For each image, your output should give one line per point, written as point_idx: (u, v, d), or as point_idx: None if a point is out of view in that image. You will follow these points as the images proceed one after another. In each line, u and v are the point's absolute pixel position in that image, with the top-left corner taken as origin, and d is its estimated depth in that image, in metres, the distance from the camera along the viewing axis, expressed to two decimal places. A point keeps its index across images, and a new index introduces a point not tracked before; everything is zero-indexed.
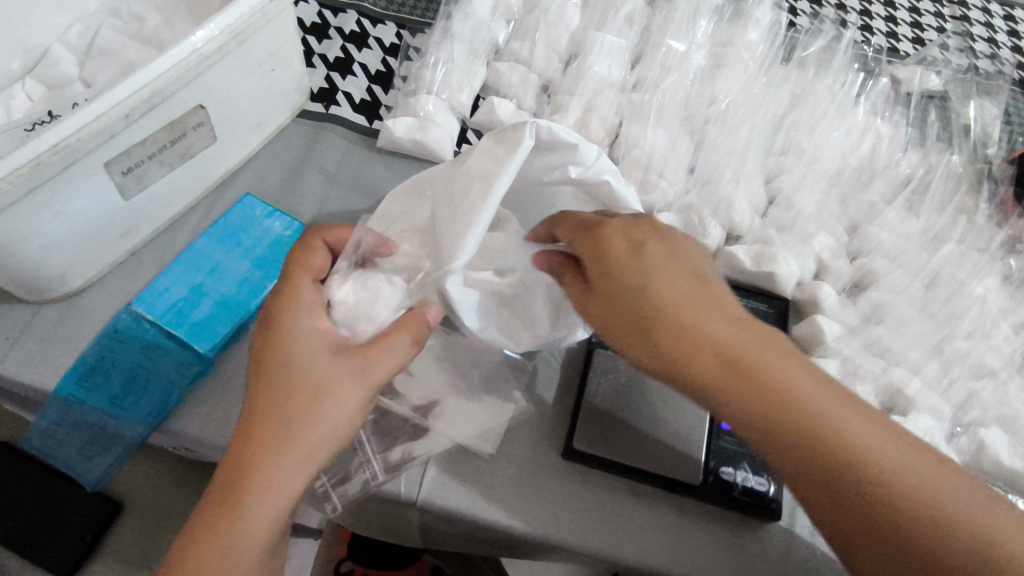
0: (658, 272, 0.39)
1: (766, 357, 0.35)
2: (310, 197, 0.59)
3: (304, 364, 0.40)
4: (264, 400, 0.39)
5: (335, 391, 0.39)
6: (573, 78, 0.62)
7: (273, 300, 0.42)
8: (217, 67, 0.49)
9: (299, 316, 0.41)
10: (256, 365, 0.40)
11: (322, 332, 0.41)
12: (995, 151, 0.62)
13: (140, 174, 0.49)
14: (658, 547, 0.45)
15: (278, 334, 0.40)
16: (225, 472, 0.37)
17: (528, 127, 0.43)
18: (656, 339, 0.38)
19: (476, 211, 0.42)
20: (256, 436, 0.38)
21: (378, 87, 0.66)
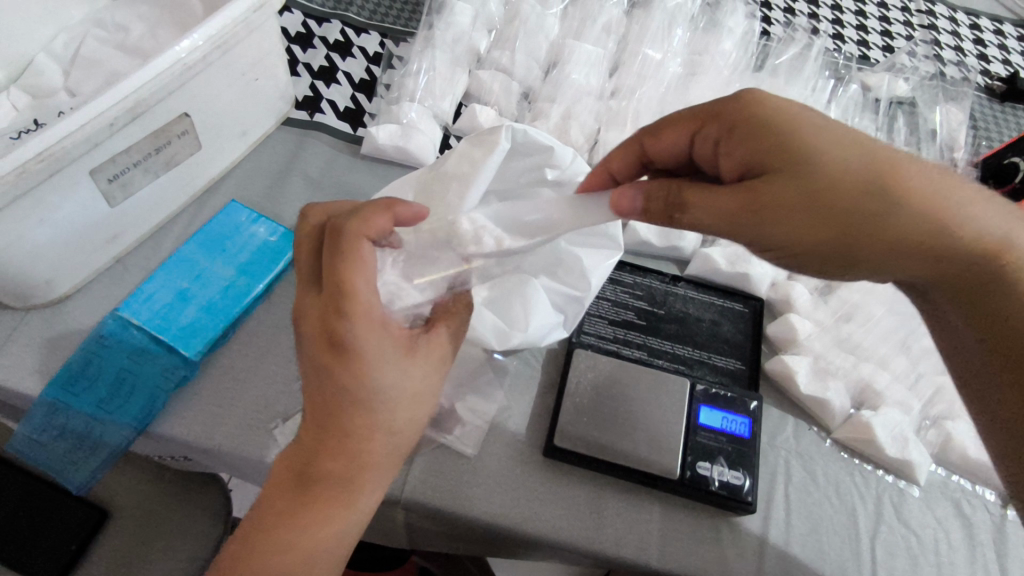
0: (819, 137, 0.37)
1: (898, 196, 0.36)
2: (294, 203, 0.59)
3: (393, 382, 0.37)
4: (351, 416, 0.37)
5: (424, 397, 0.40)
6: (553, 86, 0.64)
7: (334, 314, 0.35)
8: (202, 76, 0.50)
9: (375, 330, 0.36)
10: (331, 383, 0.36)
11: (395, 335, 0.38)
12: (961, 154, 0.64)
13: (125, 182, 0.49)
14: (636, 541, 0.46)
15: (355, 352, 0.36)
16: (323, 481, 0.37)
17: (503, 130, 0.46)
18: (823, 202, 0.36)
19: (455, 213, 0.44)
20: (358, 450, 0.37)
21: (362, 95, 0.67)
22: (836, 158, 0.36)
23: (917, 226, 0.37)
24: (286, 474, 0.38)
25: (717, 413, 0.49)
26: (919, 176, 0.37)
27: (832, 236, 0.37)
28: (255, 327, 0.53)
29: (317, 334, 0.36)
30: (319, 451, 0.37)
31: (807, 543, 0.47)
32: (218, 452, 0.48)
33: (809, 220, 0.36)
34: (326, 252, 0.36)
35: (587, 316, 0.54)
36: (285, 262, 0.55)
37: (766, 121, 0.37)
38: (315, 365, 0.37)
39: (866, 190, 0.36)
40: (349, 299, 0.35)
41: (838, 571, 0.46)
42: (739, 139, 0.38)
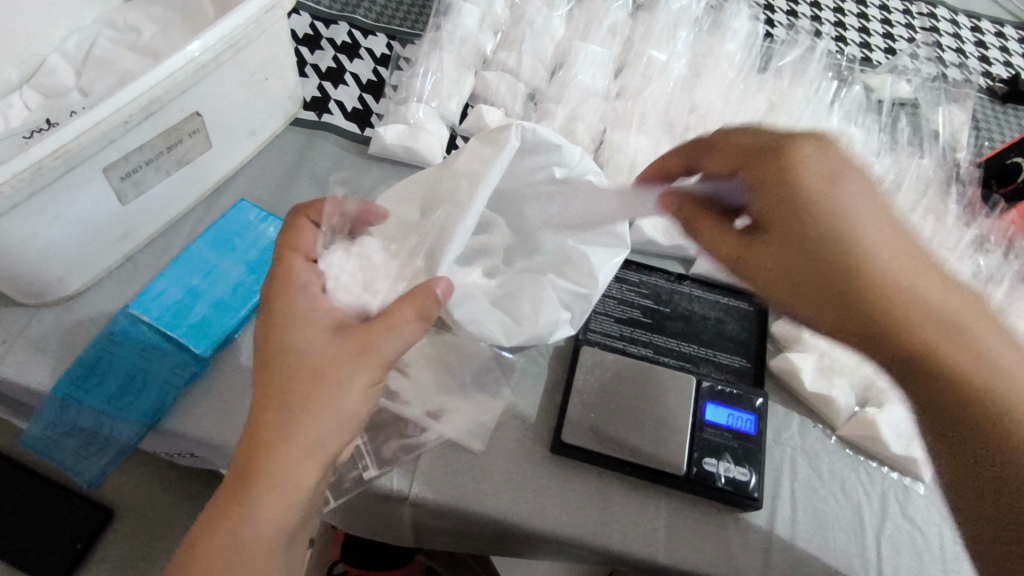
0: (856, 207, 0.39)
1: (905, 268, 0.39)
2: (303, 202, 0.60)
3: (301, 353, 0.40)
4: (261, 384, 0.40)
5: (335, 374, 0.39)
6: (559, 87, 0.64)
7: (268, 287, 0.42)
8: (213, 76, 0.51)
9: (296, 296, 0.42)
10: (260, 351, 0.41)
11: (317, 312, 0.41)
12: (963, 155, 0.65)
13: (137, 180, 0.50)
14: (643, 537, 0.46)
15: (278, 315, 0.41)
16: (238, 458, 0.38)
17: (513, 128, 0.46)
18: (825, 269, 0.40)
19: (465, 208, 0.44)
20: (262, 422, 0.39)
21: (369, 95, 0.68)
22: (868, 237, 0.38)
23: (892, 305, 0.37)
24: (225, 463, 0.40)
25: (723, 410, 0.50)
26: (924, 279, 0.38)
27: (830, 283, 0.40)
28: (264, 324, 0.53)
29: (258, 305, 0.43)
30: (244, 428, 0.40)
31: (813, 539, 0.47)
32: (228, 448, 0.48)
33: (787, 265, 0.41)
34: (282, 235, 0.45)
35: (594, 315, 0.54)
36: None
37: (790, 174, 0.39)
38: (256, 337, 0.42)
39: (856, 268, 0.39)
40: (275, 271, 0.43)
41: (845, 567, 0.46)
42: (759, 176, 0.41)
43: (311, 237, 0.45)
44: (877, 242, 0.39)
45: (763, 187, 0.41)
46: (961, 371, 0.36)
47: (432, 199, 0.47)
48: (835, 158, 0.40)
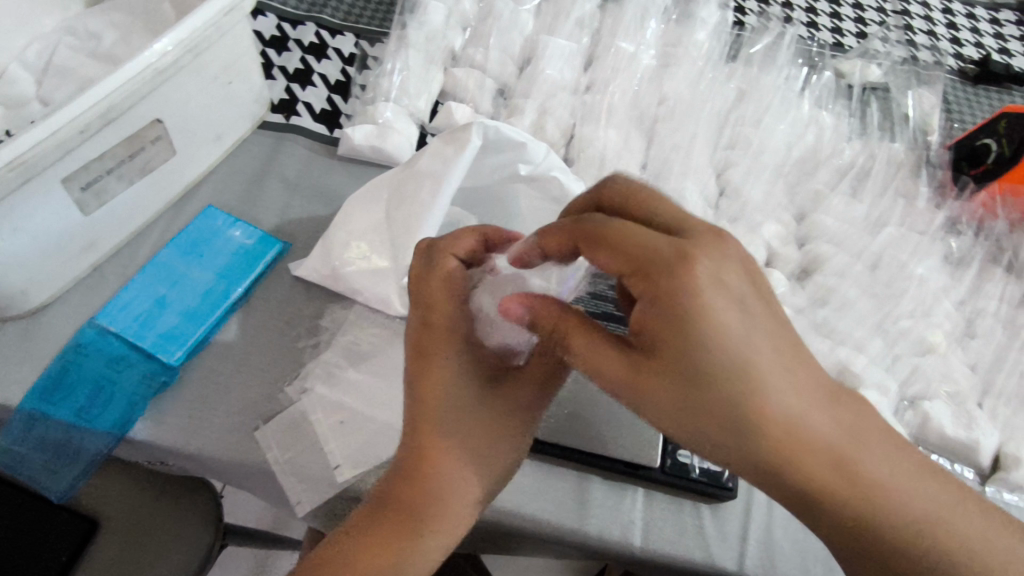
0: (738, 329, 0.31)
1: (874, 445, 0.32)
2: (272, 205, 0.60)
3: (465, 402, 0.40)
4: (421, 434, 0.39)
5: (501, 431, 0.41)
6: (527, 82, 0.64)
7: (421, 331, 0.41)
8: (172, 82, 0.50)
9: (452, 344, 0.40)
10: (411, 398, 0.40)
11: (468, 356, 0.41)
12: (934, 138, 0.64)
13: (99, 189, 0.49)
14: (619, 531, 0.46)
15: (433, 363, 0.40)
16: (397, 504, 0.38)
17: (474, 126, 0.47)
18: (720, 408, 0.31)
19: (428, 207, 0.46)
20: (429, 473, 0.39)
21: (337, 96, 0.67)
22: (762, 367, 0.31)
23: (801, 439, 0.31)
24: (367, 507, 0.39)
25: None
26: (869, 449, 0.32)
27: (725, 419, 0.31)
28: (234, 330, 0.53)
29: (409, 350, 0.41)
30: (397, 474, 0.39)
31: (789, 527, 0.47)
32: (199, 457, 0.48)
33: (683, 406, 0.32)
34: (427, 263, 0.41)
35: None
36: (262, 265, 0.55)
37: (684, 289, 0.31)
38: (406, 381, 0.41)
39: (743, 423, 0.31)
40: (433, 312, 0.40)
41: (821, 553, 0.46)
42: (695, 415, 0.31)
43: (457, 277, 0.41)
44: (861, 441, 0.32)
45: (659, 297, 0.31)
46: (861, 488, 0.31)
47: (396, 199, 0.48)
48: (733, 272, 0.32)
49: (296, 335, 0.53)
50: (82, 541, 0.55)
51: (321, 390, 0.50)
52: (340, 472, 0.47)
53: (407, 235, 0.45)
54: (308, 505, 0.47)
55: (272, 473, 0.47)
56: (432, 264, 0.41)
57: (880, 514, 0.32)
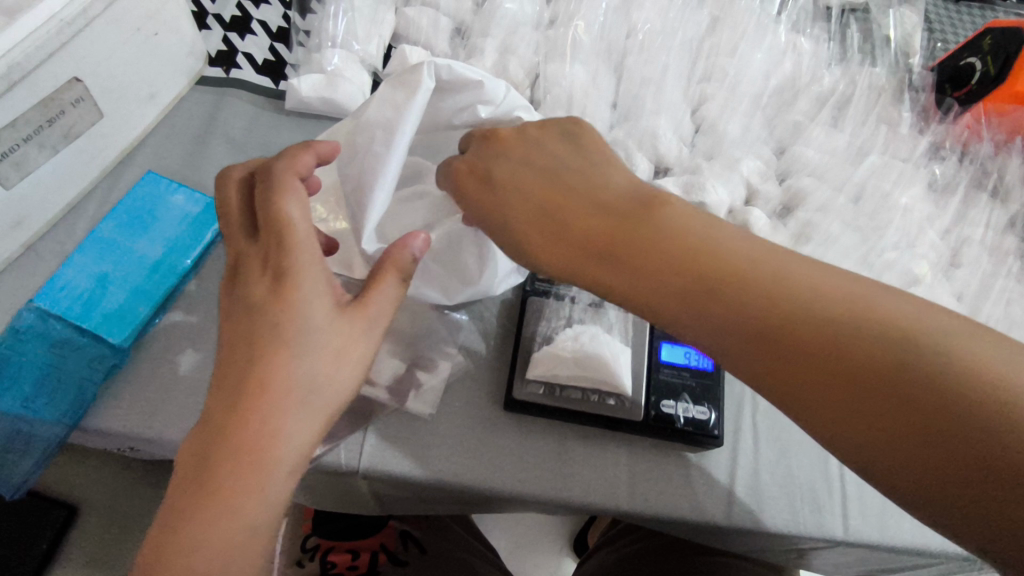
0: (513, 178, 0.40)
1: (694, 242, 0.36)
2: (218, 167, 0.55)
3: (315, 326, 0.35)
4: (269, 362, 0.34)
5: (351, 355, 0.37)
6: (485, 19, 0.59)
7: (276, 247, 0.36)
8: (87, 33, 0.45)
9: (312, 261, 0.36)
10: (253, 324, 0.35)
11: (318, 283, 0.36)
12: (916, 59, 0.61)
13: (18, 159, 0.45)
14: (605, 485, 0.45)
15: (292, 285, 0.35)
16: (231, 443, 0.33)
17: (425, 68, 0.42)
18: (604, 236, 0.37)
19: (383, 161, 0.42)
20: (255, 411, 0.33)
21: (281, 45, 0.62)
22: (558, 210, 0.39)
23: (681, 239, 0.36)
24: (193, 447, 0.34)
25: (679, 349, 0.48)
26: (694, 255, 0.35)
27: (603, 235, 0.37)
28: (187, 305, 0.49)
29: (252, 271, 0.36)
30: (227, 412, 0.33)
31: (776, 470, 0.46)
32: (158, 441, 0.44)
33: (577, 234, 0.38)
34: (262, 184, 0.38)
35: None
36: (212, 234, 0.51)
37: (473, 189, 0.41)
38: (244, 303, 0.36)
39: (607, 242, 0.37)
40: (288, 228, 0.36)
41: (809, 493, 0.46)
42: (620, 235, 0.37)
43: (300, 190, 0.38)
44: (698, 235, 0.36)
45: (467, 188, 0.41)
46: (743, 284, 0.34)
47: (345, 154, 0.44)
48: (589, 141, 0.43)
49: None
50: None
51: None
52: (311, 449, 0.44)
53: (363, 194, 0.42)
54: None
55: None
56: (273, 180, 0.37)
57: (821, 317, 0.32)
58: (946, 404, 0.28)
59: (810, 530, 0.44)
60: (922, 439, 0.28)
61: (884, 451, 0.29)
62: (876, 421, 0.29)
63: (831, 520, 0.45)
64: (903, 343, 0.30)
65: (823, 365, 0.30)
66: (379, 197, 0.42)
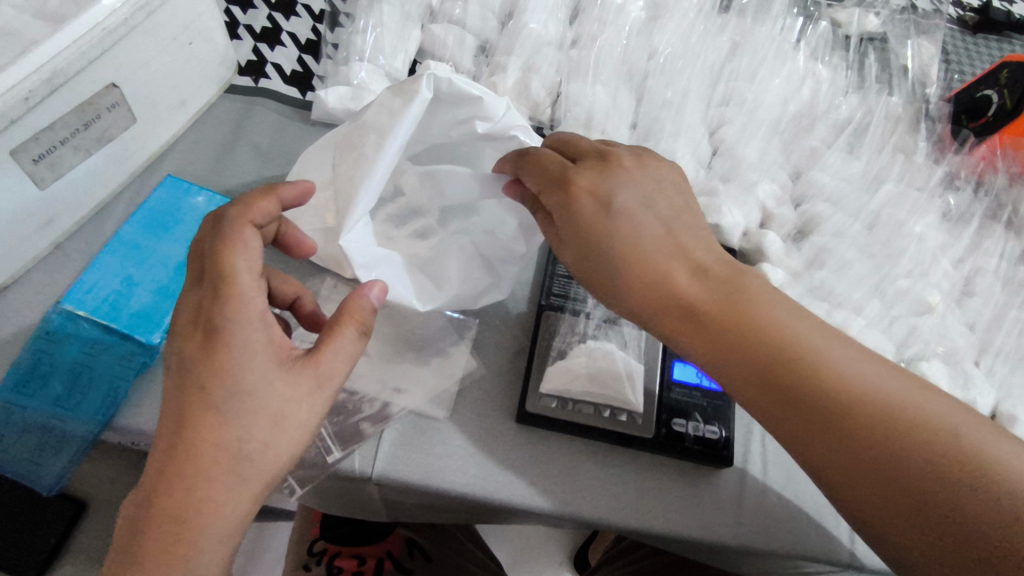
0: (627, 223, 0.42)
1: (783, 302, 0.39)
2: (243, 173, 0.56)
3: (253, 390, 0.36)
4: (198, 429, 0.34)
5: (295, 415, 0.37)
6: (509, 37, 0.60)
7: (211, 301, 0.36)
8: (127, 42, 0.46)
9: (246, 322, 0.36)
10: (182, 385, 0.35)
11: (259, 344, 0.36)
12: (932, 89, 0.62)
13: (54, 161, 0.46)
14: (615, 502, 0.45)
15: (222, 346, 0.35)
16: (160, 507, 0.34)
17: (425, 78, 0.43)
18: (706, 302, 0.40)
19: (372, 164, 0.43)
20: (188, 481, 0.34)
21: (309, 57, 0.64)
22: (646, 241, 0.41)
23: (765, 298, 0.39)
24: (130, 511, 0.35)
25: (691, 368, 0.49)
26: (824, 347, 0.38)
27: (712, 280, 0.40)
28: None
29: (184, 329, 0.36)
30: (155, 476, 0.34)
31: (784, 492, 0.46)
32: None
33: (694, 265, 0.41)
34: (212, 233, 0.38)
35: (555, 278, 0.53)
36: None
37: (578, 220, 0.42)
38: (178, 365, 0.36)
39: (712, 291, 0.40)
40: (227, 281, 0.36)
41: (817, 518, 0.46)
42: (724, 282, 0.40)
43: (250, 239, 0.38)
44: (783, 303, 0.39)
45: (554, 214, 0.43)
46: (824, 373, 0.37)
47: (341, 155, 0.45)
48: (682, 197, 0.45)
49: None
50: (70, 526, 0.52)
51: None
52: (330, 454, 0.45)
53: (349, 193, 0.42)
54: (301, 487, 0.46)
55: None
56: (223, 232, 0.37)
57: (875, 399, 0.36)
58: (958, 524, 0.33)
59: (817, 554, 0.45)
60: (932, 523, 0.33)
61: (879, 525, 0.35)
62: (886, 508, 0.34)
63: (837, 543, 0.45)
64: (942, 446, 0.34)
65: (865, 446, 0.35)
66: (364, 199, 0.42)
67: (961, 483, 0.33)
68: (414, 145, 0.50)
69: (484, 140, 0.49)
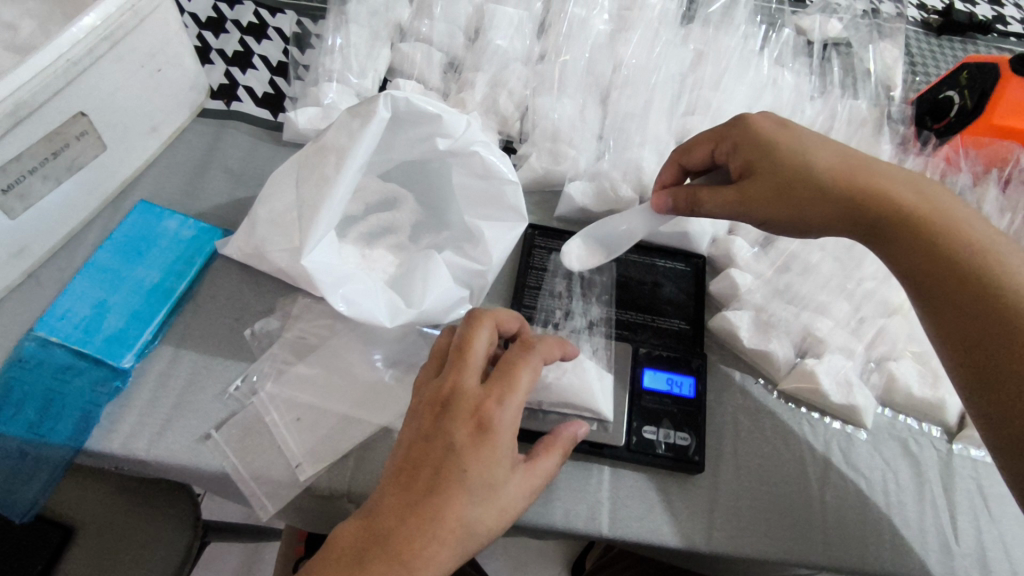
0: (812, 139, 0.45)
1: (892, 199, 0.42)
2: (215, 196, 0.57)
3: (504, 481, 0.36)
4: (448, 501, 0.34)
5: (510, 512, 0.36)
6: (477, 54, 0.61)
7: (493, 400, 0.36)
8: (93, 70, 0.47)
9: (512, 428, 0.36)
10: (443, 462, 0.35)
11: (510, 446, 0.36)
12: (897, 91, 0.63)
13: (23, 190, 0.46)
14: (588, 511, 0.45)
15: (494, 437, 0.36)
16: (384, 561, 0.32)
17: (381, 99, 0.44)
18: (848, 184, 0.42)
19: (332, 184, 0.44)
20: (425, 560, 0.33)
21: (280, 78, 0.65)
22: (811, 161, 0.43)
23: (876, 201, 0.42)
24: (353, 534, 0.34)
25: (661, 375, 0.49)
26: (963, 205, 0.42)
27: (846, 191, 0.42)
28: (182, 329, 0.50)
29: (460, 410, 0.36)
30: (398, 525, 0.33)
31: (756, 495, 0.46)
32: (147, 463, 0.45)
33: (784, 194, 0.43)
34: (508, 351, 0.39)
35: (526, 289, 0.52)
36: (206, 257, 0.53)
37: (764, 140, 0.45)
38: (441, 441, 0.35)
39: (845, 203, 0.42)
40: (461, 392, 0.37)
41: (790, 521, 0.46)
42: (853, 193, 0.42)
43: (532, 366, 0.38)
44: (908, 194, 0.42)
45: (741, 146, 0.46)
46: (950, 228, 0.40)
47: (305, 175, 0.46)
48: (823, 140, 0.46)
49: (247, 333, 0.51)
50: (56, 552, 0.48)
51: (271, 388, 0.48)
52: (302, 471, 0.46)
53: (311, 214, 0.44)
54: (272, 508, 0.46)
55: (228, 479, 0.45)
56: (507, 356, 0.38)
57: (988, 255, 0.39)
58: None
59: (792, 557, 0.45)
60: None
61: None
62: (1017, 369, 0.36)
63: (811, 545, 0.45)
64: None
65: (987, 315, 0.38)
66: (324, 220, 0.44)
67: None
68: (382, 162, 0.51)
69: (449, 155, 0.50)
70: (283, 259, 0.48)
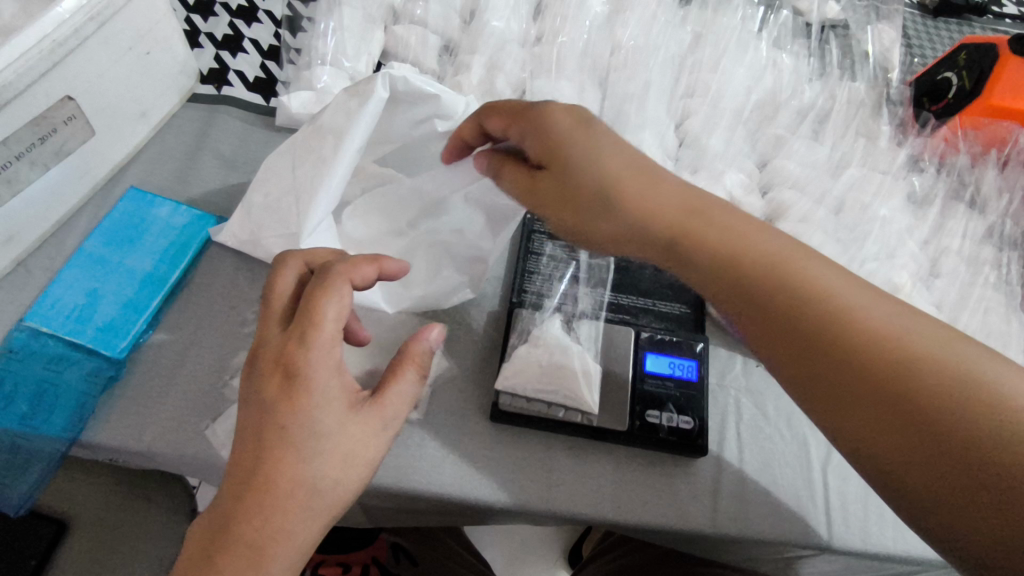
0: (606, 144, 0.42)
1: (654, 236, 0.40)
2: (208, 182, 0.56)
3: (332, 427, 0.34)
4: (272, 465, 0.33)
5: (363, 450, 0.35)
6: (472, 36, 0.60)
7: (295, 342, 0.35)
8: (79, 53, 0.45)
9: (326, 366, 0.35)
10: (263, 426, 0.33)
11: (330, 385, 0.35)
12: (895, 74, 0.63)
13: (10, 176, 0.45)
14: (592, 496, 0.45)
15: (304, 379, 0.34)
16: (231, 547, 0.31)
17: (380, 78, 0.43)
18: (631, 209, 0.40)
19: (331, 164, 0.44)
20: (271, 532, 0.32)
21: (272, 63, 0.64)
22: (630, 190, 0.40)
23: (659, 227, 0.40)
24: (201, 531, 0.33)
25: (663, 359, 0.49)
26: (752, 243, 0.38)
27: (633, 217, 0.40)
28: (175, 319, 0.49)
29: (265, 364, 0.35)
30: (235, 508, 0.32)
31: (761, 478, 0.46)
32: (147, 455, 0.44)
33: (598, 215, 0.42)
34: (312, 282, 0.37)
35: (523, 274, 0.52)
36: (199, 244, 0.52)
37: (561, 137, 0.42)
38: (255, 404, 0.34)
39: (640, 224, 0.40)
40: (265, 347, 0.35)
41: (795, 504, 0.46)
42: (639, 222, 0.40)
43: (341, 291, 0.36)
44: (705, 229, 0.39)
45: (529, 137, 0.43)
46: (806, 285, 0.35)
47: (302, 158, 0.45)
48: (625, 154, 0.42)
49: (243, 322, 0.50)
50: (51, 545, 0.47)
51: None
52: None
53: (310, 195, 0.44)
54: None
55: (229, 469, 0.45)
56: (315, 280, 0.37)
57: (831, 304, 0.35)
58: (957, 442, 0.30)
59: (797, 537, 0.45)
60: (937, 462, 0.30)
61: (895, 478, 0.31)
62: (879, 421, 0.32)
63: (815, 527, 0.45)
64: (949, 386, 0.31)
65: (868, 379, 0.32)
66: (324, 198, 0.44)
67: (960, 418, 0.30)
68: (379, 146, 0.50)
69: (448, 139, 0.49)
70: (280, 245, 0.48)
